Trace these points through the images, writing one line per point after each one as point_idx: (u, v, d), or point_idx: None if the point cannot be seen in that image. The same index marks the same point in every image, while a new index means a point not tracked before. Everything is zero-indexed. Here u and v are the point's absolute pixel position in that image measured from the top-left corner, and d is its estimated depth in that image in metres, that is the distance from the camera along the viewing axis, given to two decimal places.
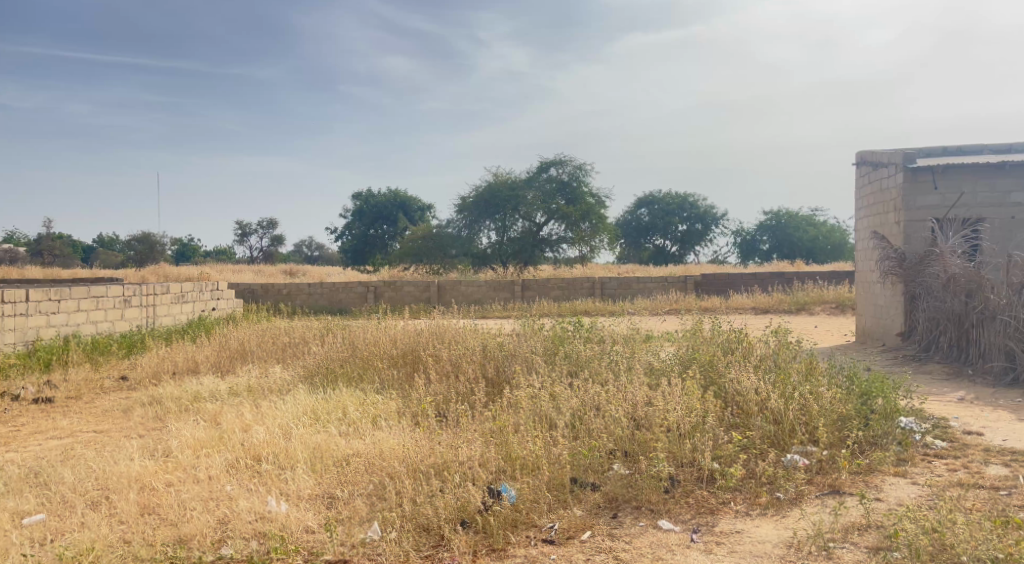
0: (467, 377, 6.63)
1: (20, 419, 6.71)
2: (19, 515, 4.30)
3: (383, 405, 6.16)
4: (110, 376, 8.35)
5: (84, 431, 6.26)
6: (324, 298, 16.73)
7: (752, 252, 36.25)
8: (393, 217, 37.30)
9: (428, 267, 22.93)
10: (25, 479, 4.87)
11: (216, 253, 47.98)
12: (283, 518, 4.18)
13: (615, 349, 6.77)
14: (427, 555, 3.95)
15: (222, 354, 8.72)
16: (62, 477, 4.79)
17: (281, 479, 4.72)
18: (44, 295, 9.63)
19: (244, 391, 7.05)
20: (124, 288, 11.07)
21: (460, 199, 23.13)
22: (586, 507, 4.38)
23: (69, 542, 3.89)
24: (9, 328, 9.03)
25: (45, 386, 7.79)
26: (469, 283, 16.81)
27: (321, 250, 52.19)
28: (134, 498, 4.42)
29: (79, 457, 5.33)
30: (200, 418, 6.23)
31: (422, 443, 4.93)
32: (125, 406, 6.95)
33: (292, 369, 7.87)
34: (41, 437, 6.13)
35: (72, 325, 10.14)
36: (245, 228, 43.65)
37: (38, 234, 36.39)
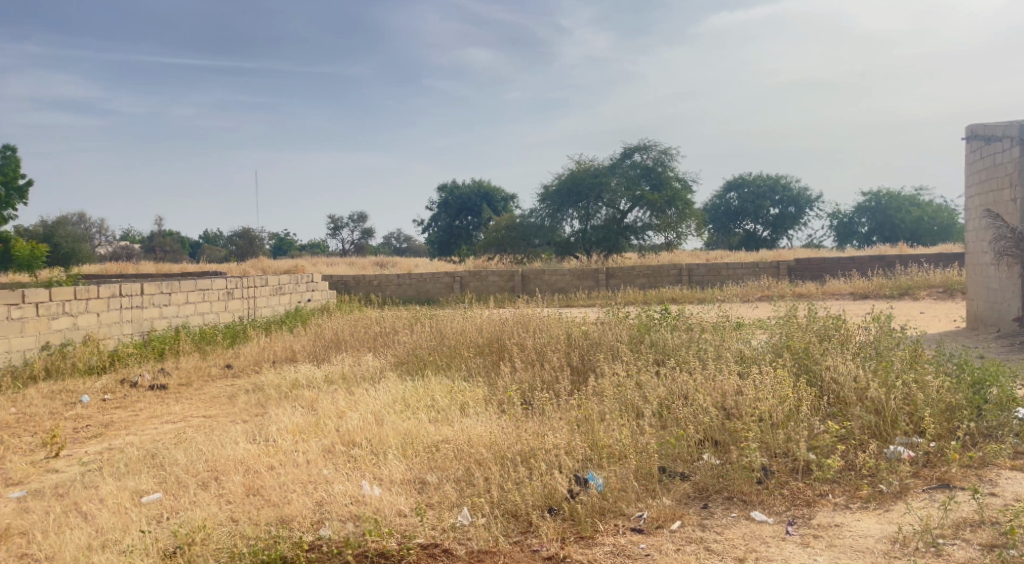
0: (552, 365, 6.65)
1: (138, 404, 7.16)
2: (138, 494, 4.58)
3: (470, 392, 6.25)
4: (216, 364, 8.79)
5: (195, 416, 6.61)
6: (412, 289, 17.05)
7: (850, 235, 34.85)
8: (477, 207, 37.59)
9: (512, 257, 23.39)
10: (143, 460, 5.20)
11: (309, 247, 49.97)
12: (377, 501, 4.29)
13: (705, 336, 6.62)
14: (516, 540, 3.97)
15: (318, 343, 9.04)
16: (176, 459, 5.08)
17: (374, 464, 4.86)
18: (157, 288, 10.19)
19: (339, 379, 7.29)
20: (227, 281, 11.59)
21: (542, 188, 23.16)
22: (674, 496, 4.31)
23: (183, 519, 4.11)
24: (126, 320, 9.65)
25: (159, 373, 8.30)
26: (553, 273, 16.70)
27: (408, 242, 53.28)
28: (240, 480, 4.63)
29: (191, 440, 5.63)
30: (297, 404, 6.48)
31: (508, 430, 5.02)
32: (231, 393, 7.32)
33: (384, 357, 8.08)
34: (157, 421, 6.51)
35: (182, 316, 10.68)
36: (336, 223, 45.17)
37: (152, 232, 38.87)
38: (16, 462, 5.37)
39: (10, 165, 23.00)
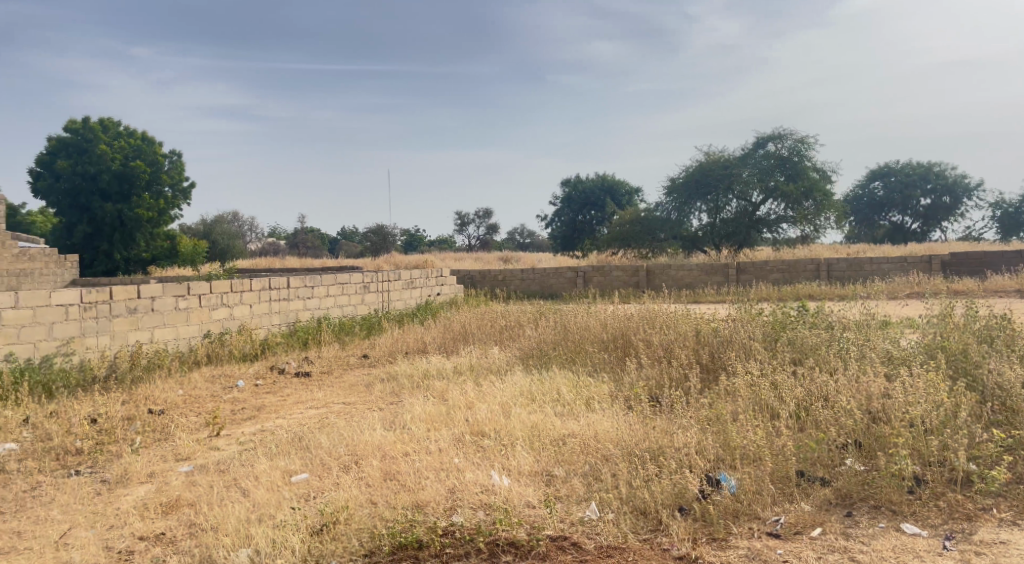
0: (680, 362, 6.50)
1: (285, 389, 7.63)
2: (287, 473, 4.87)
3: (596, 388, 6.22)
4: (353, 354, 9.21)
5: (336, 402, 6.97)
6: (536, 284, 17.17)
7: (1015, 227, 31.95)
8: (601, 201, 37.38)
9: (637, 252, 23.09)
10: (291, 442, 5.53)
11: (438, 242, 51.45)
12: (506, 492, 4.35)
13: (846, 335, 6.27)
14: (646, 538, 3.91)
15: (447, 336, 9.28)
16: (320, 442, 5.37)
17: (503, 455, 4.93)
18: (301, 282, 10.80)
19: (468, 370, 7.45)
20: (364, 275, 12.11)
21: (669, 181, 22.70)
22: (815, 502, 4.11)
23: (328, 499, 4.34)
24: (275, 312, 10.29)
25: (303, 361, 8.80)
26: (680, 268, 16.33)
27: (532, 237, 53.79)
28: (377, 465, 4.83)
29: (333, 425, 5.93)
30: (429, 394, 6.68)
31: (637, 428, 4.96)
32: (368, 382, 7.65)
33: (510, 350, 8.18)
34: (302, 406, 6.90)
35: (324, 308, 11.27)
36: (463, 219, 46.21)
37: (295, 230, 41.34)
38: (183, 439, 5.85)
39: (177, 168, 25.13)
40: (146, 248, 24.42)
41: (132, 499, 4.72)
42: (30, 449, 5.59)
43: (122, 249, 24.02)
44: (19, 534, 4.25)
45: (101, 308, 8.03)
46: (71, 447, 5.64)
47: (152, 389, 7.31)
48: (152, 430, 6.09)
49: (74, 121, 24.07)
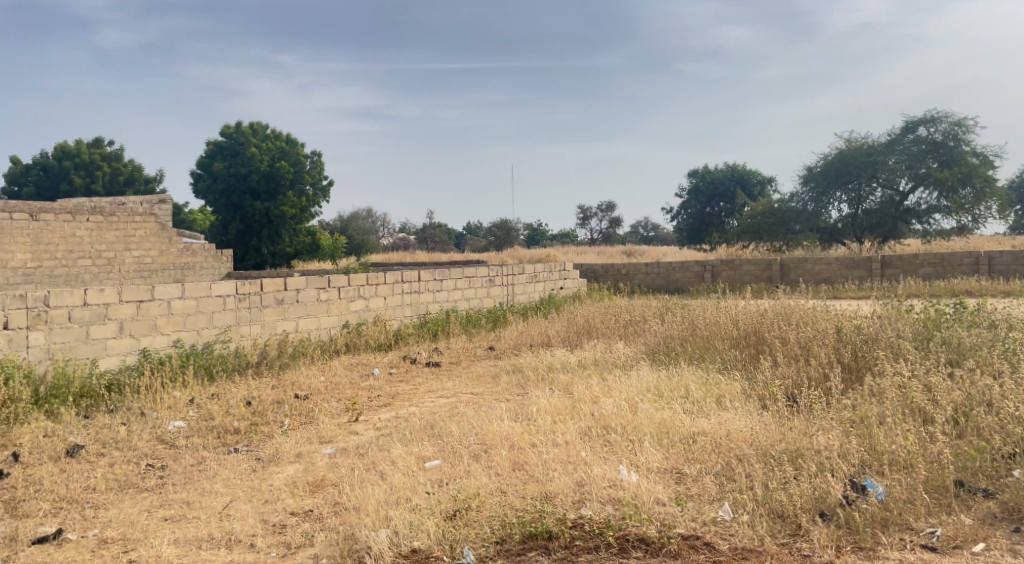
0: (819, 361, 6.16)
1: (416, 378, 7.86)
2: (421, 459, 5.02)
3: (727, 385, 6.00)
4: (480, 345, 9.37)
5: (464, 392, 7.11)
6: (661, 278, 16.83)
7: None
8: (731, 192, 36.13)
9: (770, 245, 22.15)
10: (424, 429, 5.69)
11: (561, 236, 51.57)
12: (635, 487, 4.27)
13: (1012, 336, 5.73)
14: (784, 542, 3.73)
15: (571, 329, 9.26)
16: (451, 430, 5.50)
17: (631, 450, 4.85)
18: (431, 275, 11.10)
19: (593, 364, 7.39)
20: (489, 268, 12.30)
21: (805, 170, 21.64)
22: (976, 515, 3.77)
23: (458, 486, 4.42)
24: (407, 304, 10.64)
25: (434, 352, 9.05)
26: (818, 262, 15.52)
27: (657, 231, 52.88)
28: (506, 455, 4.88)
29: (462, 414, 6.05)
30: (555, 387, 6.69)
31: (774, 429, 4.74)
32: (495, 373, 7.76)
33: (636, 345, 8.05)
34: (432, 395, 7.09)
35: (452, 301, 11.54)
36: (586, 212, 46.03)
37: (422, 226, 42.61)
38: (326, 423, 6.15)
39: (317, 168, 26.48)
40: (290, 242, 25.74)
41: (282, 477, 5.01)
42: (194, 427, 6.05)
43: (268, 244, 25.49)
44: (186, 504, 4.61)
45: (253, 299, 8.59)
46: (229, 426, 6.06)
47: (297, 375, 7.74)
48: (297, 414, 6.44)
49: (228, 126, 25.91)
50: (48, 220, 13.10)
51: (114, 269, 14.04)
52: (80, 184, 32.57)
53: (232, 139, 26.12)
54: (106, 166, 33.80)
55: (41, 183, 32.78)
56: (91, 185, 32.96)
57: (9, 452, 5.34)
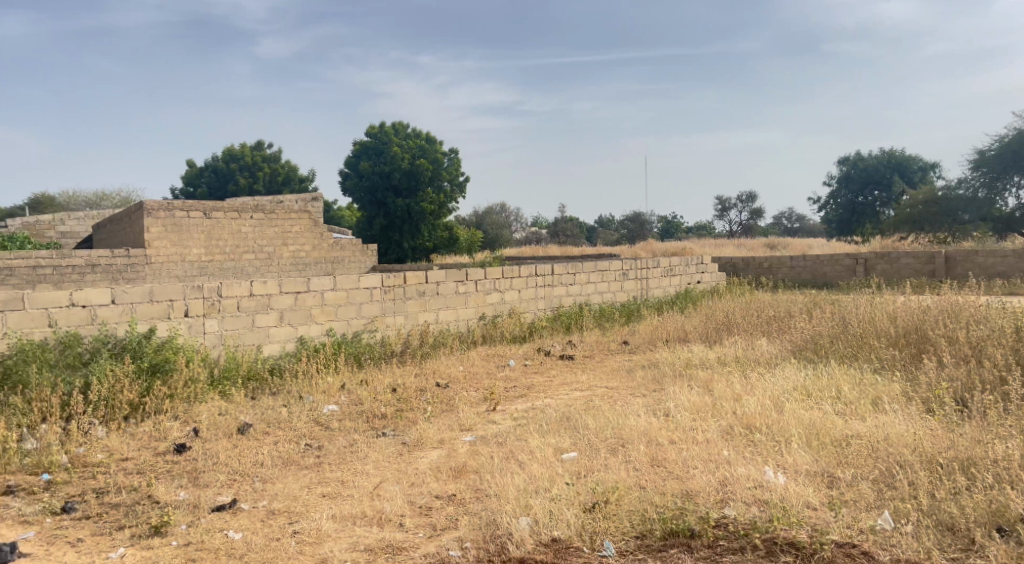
0: (991, 363, 5.68)
1: (552, 371, 7.96)
2: (558, 451, 5.09)
3: (884, 387, 5.67)
4: (615, 339, 9.34)
5: (599, 386, 7.13)
6: (807, 272, 16.05)
7: None
8: (886, 180, 33.58)
9: (933, 236, 20.61)
10: (560, 422, 5.77)
11: (699, 228, 50.23)
12: (783, 489, 4.14)
13: None
14: (953, 557, 3.49)
15: (710, 325, 9.04)
16: (588, 424, 5.54)
17: (777, 451, 4.69)
18: (565, 269, 11.17)
19: (734, 361, 7.19)
20: (623, 262, 12.21)
21: (977, 153, 19.93)
22: None
23: (598, 479, 4.45)
24: (541, 297, 10.78)
25: (568, 345, 9.13)
26: (989, 254, 14.25)
27: (803, 222, 50.37)
28: (645, 450, 4.86)
29: (598, 408, 6.07)
30: (693, 383, 6.56)
31: (941, 436, 4.44)
32: (630, 367, 7.72)
33: (780, 342, 7.75)
34: (567, 388, 7.16)
35: (586, 294, 11.56)
36: (726, 203, 44.53)
37: (556, 219, 42.83)
38: (466, 412, 6.36)
39: (454, 165, 27.20)
40: (430, 237, 26.58)
41: (427, 461, 5.24)
42: (345, 411, 6.44)
43: (410, 239, 26.48)
44: (341, 483, 4.93)
45: (398, 291, 9.01)
46: (376, 411, 6.40)
47: (438, 364, 8.06)
48: (439, 402, 6.71)
49: (372, 127, 27.16)
50: (218, 218, 14.30)
51: (272, 263, 15.11)
52: (244, 184, 35.19)
53: (376, 139, 27.41)
54: (267, 167, 36.32)
55: (211, 184, 35.85)
56: (253, 185, 35.52)
57: (189, 428, 5.92)
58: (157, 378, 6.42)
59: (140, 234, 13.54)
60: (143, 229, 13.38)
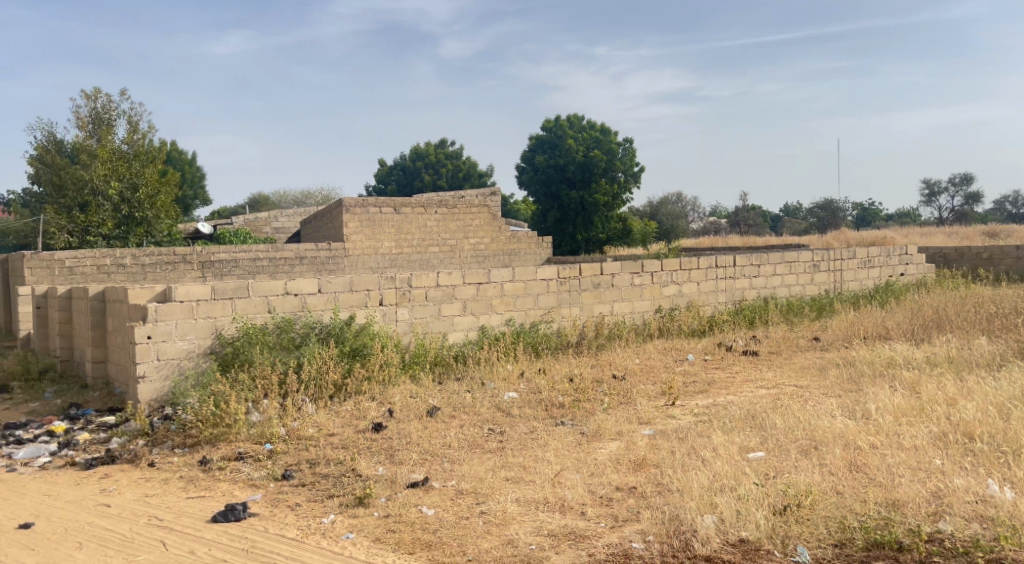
0: None
1: (734, 366, 7.70)
2: (744, 449, 4.93)
3: None
4: (804, 335, 8.85)
5: (787, 384, 6.80)
6: None
7: None
8: None
9: None
10: (744, 420, 5.57)
11: (900, 216, 46.31)
12: (1009, 506, 3.75)
13: None
14: None
15: (916, 322, 8.31)
16: (775, 423, 5.31)
17: (1001, 463, 4.25)
18: (748, 260, 10.74)
19: (946, 362, 6.58)
20: (814, 253, 11.51)
21: None
22: None
23: (789, 481, 4.27)
24: (721, 290, 10.45)
25: (751, 340, 8.78)
26: None
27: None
28: (841, 454, 4.58)
29: (787, 407, 5.79)
30: (897, 385, 6.07)
31: None
32: (821, 366, 7.30)
33: (1001, 343, 6.99)
34: (752, 385, 6.89)
35: (771, 287, 11.05)
36: (933, 188, 40.67)
37: (738, 208, 41.22)
38: (644, 405, 6.32)
39: (629, 155, 26.89)
40: (602, 229, 26.42)
41: (607, 452, 5.27)
42: (525, 399, 6.62)
43: (583, 230, 26.44)
44: (524, 468, 5.08)
45: (574, 283, 9.11)
46: (555, 400, 6.52)
47: (614, 356, 8.06)
48: (617, 394, 6.72)
49: (548, 120, 27.49)
50: (406, 213, 15.18)
51: (455, 255, 15.77)
52: (429, 181, 36.99)
53: (551, 132, 27.78)
54: (449, 163, 37.94)
55: (400, 182, 38.14)
56: (437, 181, 37.25)
57: (384, 408, 6.36)
58: (356, 361, 6.96)
59: (339, 229, 14.70)
60: (341, 224, 14.52)
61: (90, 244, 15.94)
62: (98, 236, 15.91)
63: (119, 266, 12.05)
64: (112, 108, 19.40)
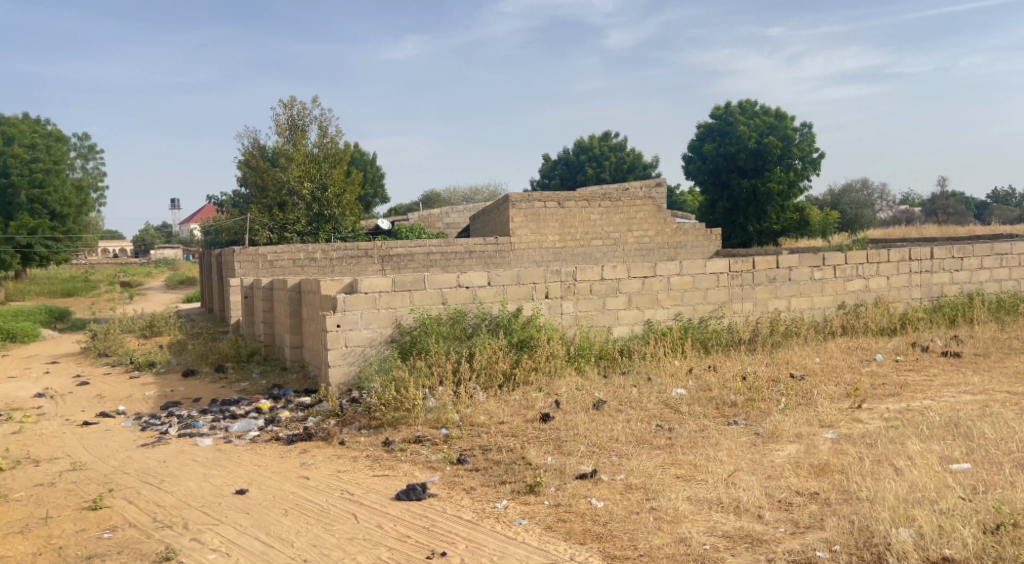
0: None
1: (932, 369, 7.07)
2: (947, 460, 4.52)
3: None
4: (1016, 337, 7.95)
5: (996, 390, 6.14)
6: None
7: None
8: None
9: None
10: (946, 427, 5.11)
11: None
12: None
13: None
14: None
15: None
16: (984, 433, 4.83)
17: None
18: (948, 253, 9.81)
19: None
20: None
21: None
22: None
23: (1003, 498, 3.86)
24: (916, 285, 9.62)
25: (951, 341, 8.02)
26: None
27: None
28: None
29: (998, 415, 5.23)
30: None
31: None
32: None
33: None
34: (954, 390, 6.30)
35: (976, 282, 10.01)
36: None
37: (934, 195, 37.72)
38: (827, 407, 5.96)
39: (807, 140, 25.27)
40: (777, 220, 25.30)
41: (785, 455, 5.03)
42: (695, 396, 6.46)
43: (755, 222, 25.47)
44: (696, 466, 4.96)
45: (747, 277, 8.74)
46: (727, 398, 6.31)
47: (792, 354, 7.66)
48: (795, 394, 6.38)
49: (718, 107, 26.47)
50: (571, 207, 15.27)
51: (621, 248, 15.65)
52: (593, 174, 36.93)
53: (721, 120, 26.74)
54: (614, 156, 37.71)
55: (564, 176, 38.41)
56: (600, 174, 37.14)
57: (551, 400, 6.45)
58: (524, 352, 7.11)
59: (506, 224, 15.07)
60: (508, 219, 14.87)
61: (287, 239, 17.56)
62: (293, 232, 17.41)
63: (311, 260, 13.11)
64: (306, 114, 21.11)
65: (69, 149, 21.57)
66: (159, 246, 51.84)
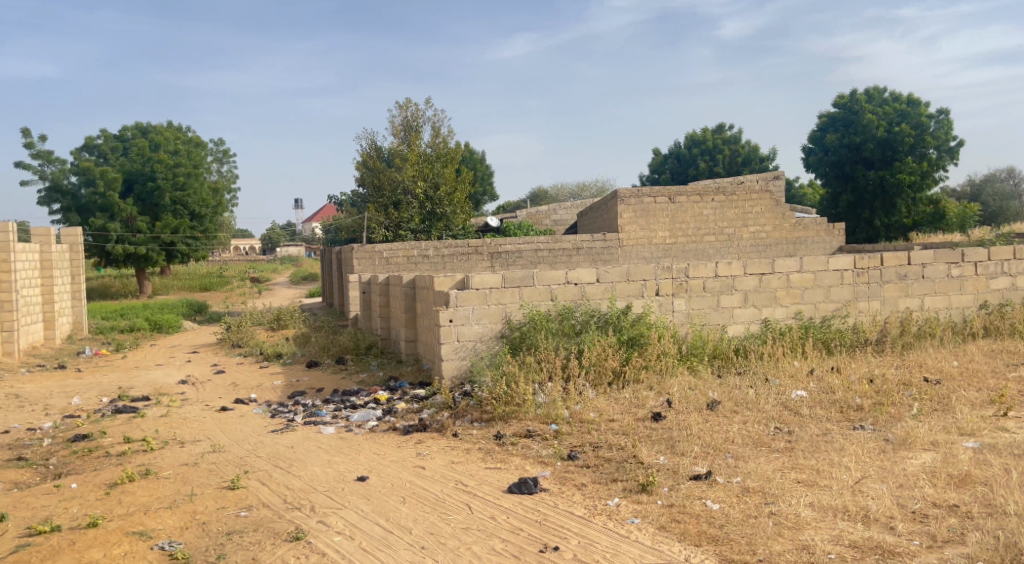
0: None
1: None
2: None
3: None
4: None
5: None
6: None
7: None
8: None
9: None
10: None
11: None
12: None
13: None
14: None
15: None
16: None
17: None
18: None
19: None
20: None
21: None
22: None
23: None
24: None
25: None
26: None
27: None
28: None
29: None
30: None
31: None
32: None
33: None
34: None
35: None
36: None
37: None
38: (966, 413, 5.57)
39: (943, 128, 23.61)
40: (908, 213, 23.86)
41: (918, 463, 4.74)
42: (816, 398, 6.18)
43: (883, 216, 24.12)
44: (817, 471, 4.76)
45: (874, 274, 8.28)
46: (852, 402, 6.01)
47: (925, 357, 7.19)
48: (929, 400, 5.99)
49: (842, 94, 24.83)
50: (682, 202, 14.97)
51: (735, 243, 15.18)
52: (705, 167, 35.96)
53: (845, 109, 25.05)
54: (728, 148, 36.58)
55: (675, 170, 37.68)
56: (713, 168, 36.10)
57: (663, 399, 6.34)
58: (633, 350, 7.03)
59: (614, 220, 14.94)
60: (616, 215, 14.73)
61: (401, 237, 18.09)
62: (407, 230, 17.92)
63: (424, 257, 13.49)
64: (420, 115, 21.68)
65: (206, 154, 23.07)
66: (283, 243, 54.58)
